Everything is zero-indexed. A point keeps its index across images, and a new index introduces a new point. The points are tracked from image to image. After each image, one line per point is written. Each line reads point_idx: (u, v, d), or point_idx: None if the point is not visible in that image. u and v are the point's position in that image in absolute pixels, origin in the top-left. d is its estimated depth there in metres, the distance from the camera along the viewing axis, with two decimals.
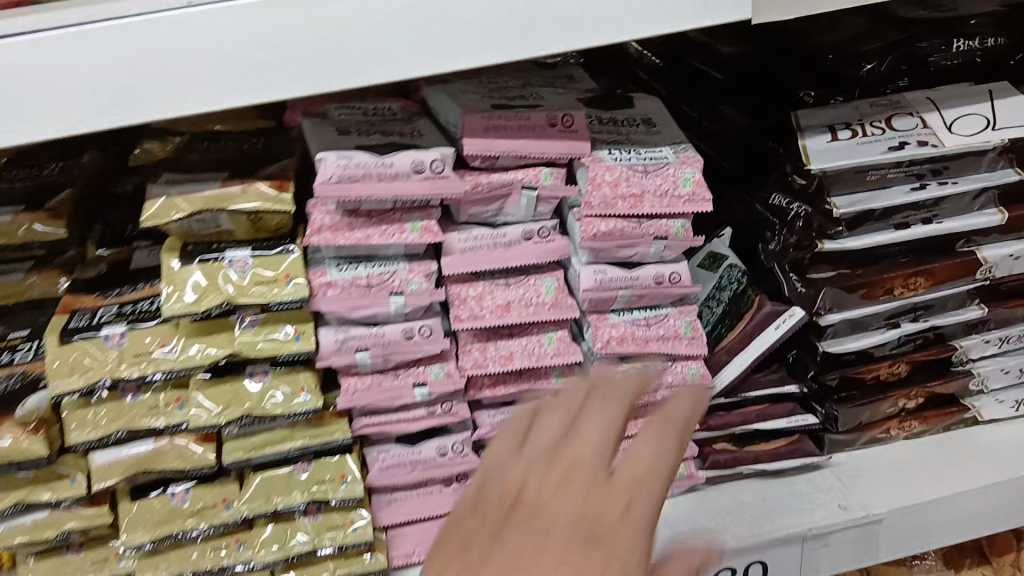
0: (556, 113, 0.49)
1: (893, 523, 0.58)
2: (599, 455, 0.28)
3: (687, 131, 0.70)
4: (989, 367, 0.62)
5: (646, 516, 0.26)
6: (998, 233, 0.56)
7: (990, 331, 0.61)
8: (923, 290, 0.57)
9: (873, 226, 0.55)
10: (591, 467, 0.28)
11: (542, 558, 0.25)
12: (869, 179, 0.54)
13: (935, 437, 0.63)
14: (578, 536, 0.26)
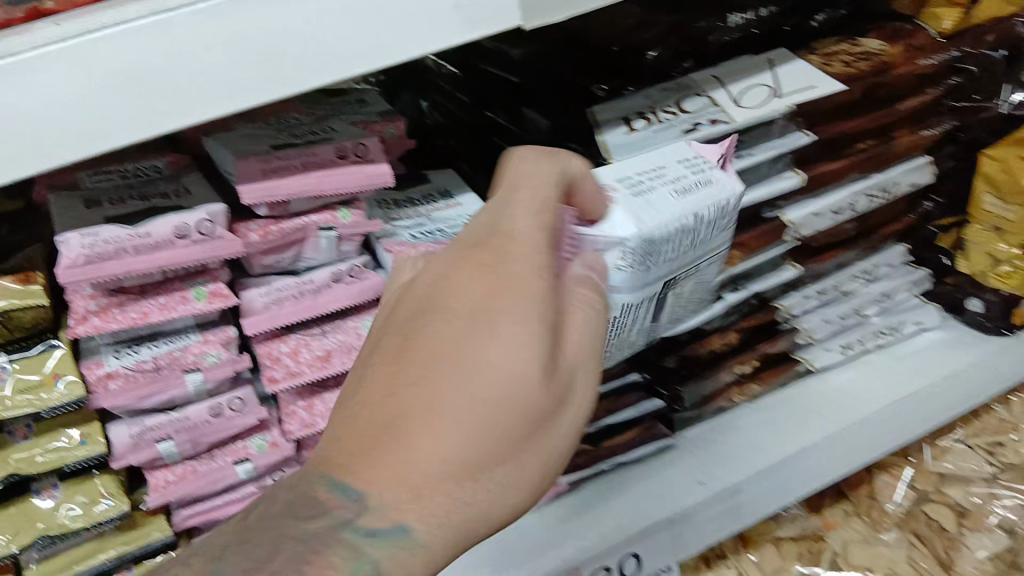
0: (345, 144, 0.46)
1: (752, 487, 0.58)
2: (464, 297, 0.34)
3: (489, 139, 0.67)
4: (812, 320, 0.67)
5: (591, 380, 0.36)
6: (801, 193, 0.61)
7: (807, 287, 0.67)
8: (741, 261, 0.60)
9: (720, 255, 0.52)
10: (453, 307, 0.33)
11: (408, 422, 0.30)
12: (706, 248, 0.48)
13: (779, 393, 0.65)
14: (438, 363, 0.31)
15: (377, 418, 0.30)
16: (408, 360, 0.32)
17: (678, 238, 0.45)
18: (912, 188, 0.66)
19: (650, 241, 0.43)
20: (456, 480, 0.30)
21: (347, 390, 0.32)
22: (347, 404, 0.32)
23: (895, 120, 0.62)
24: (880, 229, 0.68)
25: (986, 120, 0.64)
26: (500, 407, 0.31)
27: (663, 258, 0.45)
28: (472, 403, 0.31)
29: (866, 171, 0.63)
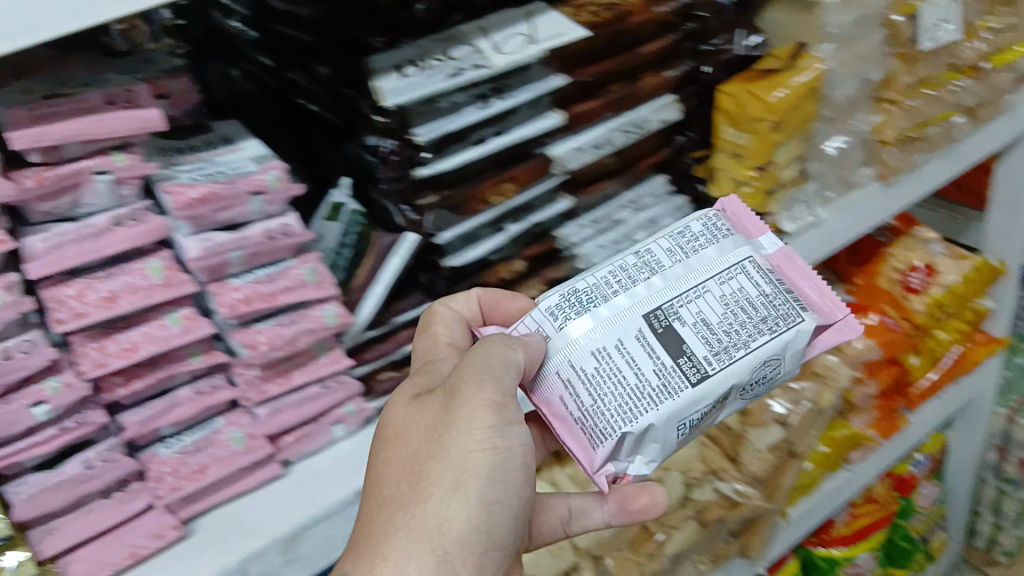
0: (113, 92, 0.51)
1: None
2: (436, 459, 0.51)
3: (297, 96, 0.70)
4: (588, 247, 0.76)
5: (484, 394, 0.51)
6: (563, 130, 0.71)
7: (582, 217, 0.77)
8: (515, 194, 0.71)
9: (727, 279, 0.58)
10: (431, 466, 0.51)
11: (402, 544, 0.50)
12: (677, 278, 0.58)
13: None
14: (419, 509, 0.51)
15: (385, 533, 0.51)
16: (406, 511, 0.51)
17: (615, 280, 0.58)
18: (664, 124, 0.76)
19: (575, 291, 0.57)
20: (395, 507, 0.52)
21: (372, 511, 0.53)
22: (371, 524, 0.52)
23: (643, 63, 0.72)
24: (639, 162, 0.78)
25: (721, 63, 0.76)
26: (413, 448, 0.53)
27: (608, 297, 0.57)
28: (399, 455, 0.53)
29: (615, 111, 0.73)
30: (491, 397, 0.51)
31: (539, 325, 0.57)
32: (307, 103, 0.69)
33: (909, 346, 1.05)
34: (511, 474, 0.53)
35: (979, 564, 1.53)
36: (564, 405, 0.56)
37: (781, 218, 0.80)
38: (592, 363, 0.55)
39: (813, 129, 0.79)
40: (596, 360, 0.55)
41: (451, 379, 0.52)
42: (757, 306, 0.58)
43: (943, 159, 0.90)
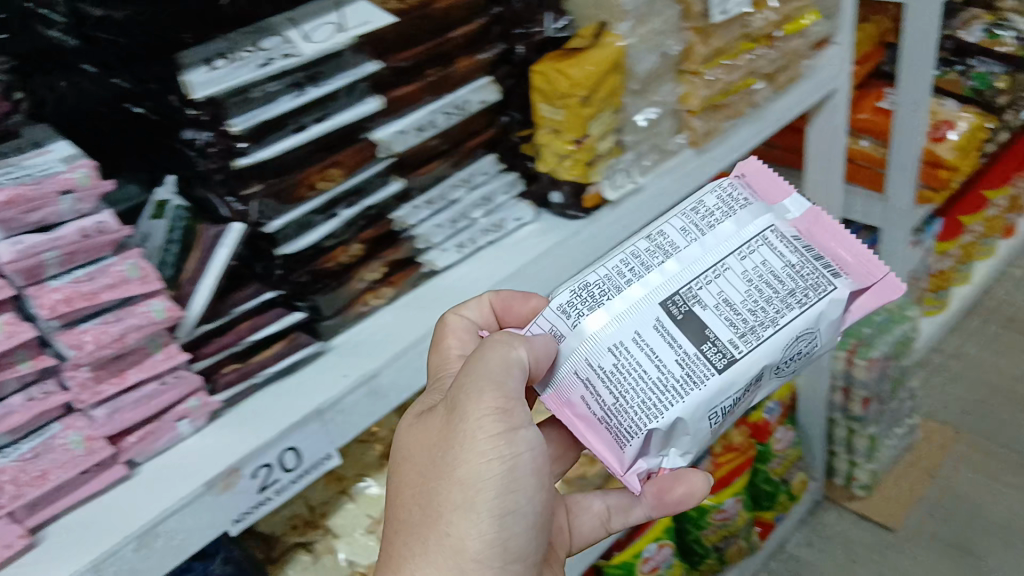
0: None
1: (387, 372, 0.77)
2: (447, 473, 0.63)
3: (127, 98, 0.69)
4: (425, 228, 0.83)
5: (484, 401, 0.62)
6: (383, 114, 0.74)
7: (415, 199, 0.82)
8: (341, 178, 0.73)
9: (746, 254, 0.70)
10: (443, 479, 0.63)
11: (427, 550, 0.62)
12: (691, 264, 0.70)
13: (410, 293, 0.85)
14: (440, 516, 0.62)
15: (414, 543, 0.63)
16: (429, 517, 0.63)
17: (626, 270, 0.70)
18: (484, 105, 0.82)
19: (585, 286, 0.70)
20: (415, 528, 0.64)
21: (401, 521, 0.65)
22: (402, 534, 0.64)
23: (453, 47, 0.77)
24: (468, 141, 0.85)
25: (532, 43, 0.83)
26: (427, 463, 0.64)
27: (621, 288, 0.69)
28: (412, 476, 0.65)
29: (434, 95, 0.77)
30: (490, 404, 0.62)
31: (557, 323, 0.69)
32: (143, 104, 0.68)
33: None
34: (516, 476, 0.64)
35: (838, 498, 1.67)
36: (587, 404, 0.68)
37: (603, 186, 0.89)
38: (609, 359, 0.67)
39: (624, 102, 0.88)
40: (612, 356, 0.67)
41: (457, 392, 0.64)
42: (783, 279, 0.70)
43: (753, 127, 1.04)
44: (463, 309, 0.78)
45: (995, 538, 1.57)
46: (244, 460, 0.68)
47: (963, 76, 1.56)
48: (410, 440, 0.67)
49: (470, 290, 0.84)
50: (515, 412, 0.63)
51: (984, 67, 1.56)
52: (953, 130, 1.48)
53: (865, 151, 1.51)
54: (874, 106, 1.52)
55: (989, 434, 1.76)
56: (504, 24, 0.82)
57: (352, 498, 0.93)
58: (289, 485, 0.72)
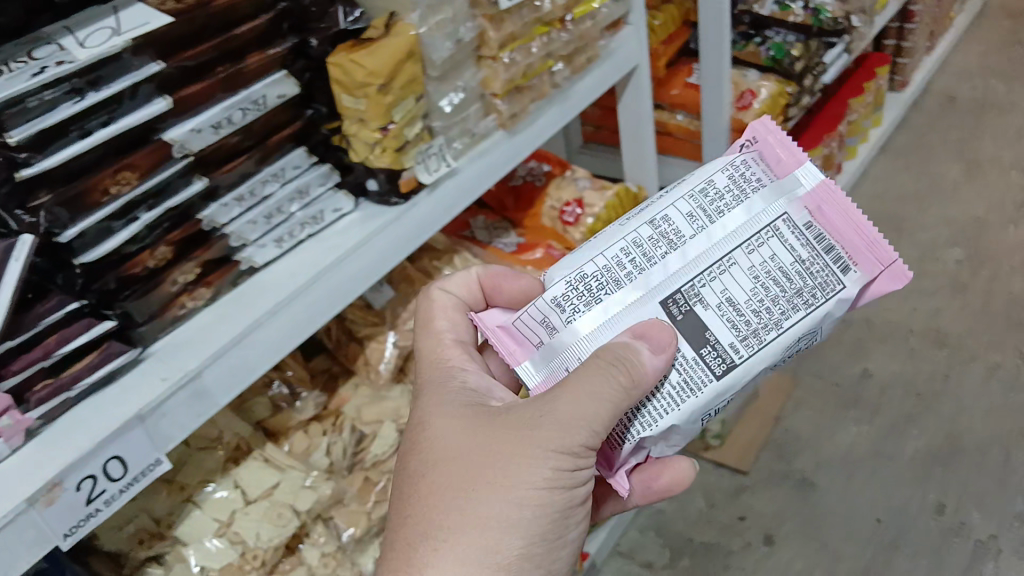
0: None
1: (210, 371, 0.78)
2: (509, 479, 0.67)
3: None
4: (237, 225, 0.84)
5: (573, 440, 0.67)
6: (174, 115, 0.75)
7: (223, 197, 0.82)
8: (136, 181, 0.73)
9: (755, 248, 0.75)
10: (503, 483, 0.67)
11: (461, 543, 0.66)
12: (697, 258, 0.75)
13: (228, 292, 0.85)
14: (482, 516, 0.66)
15: (448, 534, 0.66)
16: (472, 512, 0.67)
17: (626, 261, 0.75)
18: (283, 99, 0.84)
19: (581, 274, 0.75)
20: (450, 521, 0.67)
21: (436, 511, 0.68)
22: (433, 521, 0.68)
23: (243, 43, 0.79)
24: (273, 136, 0.85)
25: (326, 37, 0.85)
26: (480, 473, 0.68)
27: (620, 279, 0.75)
28: (462, 467, 0.69)
29: (227, 91, 0.79)
30: (575, 444, 0.67)
31: (550, 315, 0.75)
32: None
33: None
34: (570, 508, 0.70)
35: (695, 451, 1.78)
36: None
37: (417, 172, 0.92)
38: None
39: (425, 90, 0.92)
40: None
41: (542, 416, 0.68)
42: (792, 277, 0.75)
43: (558, 108, 1.13)
44: (448, 284, 0.87)
45: (836, 468, 1.72)
46: (67, 472, 0.67)
47: (762, 46, 1.70)
48: (463, 435, 0.71)
49: (289, 283, 0.85)
50: (588, 458, 0.69)
51: (779, 38, 1.72)
52: (755, 99, 1.60)
53: (680, 125, 1.65)
54: (684, 82, 1.65)
55: (823, 373, 1.92)
56: (294, 19, 0.84)
57: (197, 504, 0.92)
58: (119, 495, 0.71)
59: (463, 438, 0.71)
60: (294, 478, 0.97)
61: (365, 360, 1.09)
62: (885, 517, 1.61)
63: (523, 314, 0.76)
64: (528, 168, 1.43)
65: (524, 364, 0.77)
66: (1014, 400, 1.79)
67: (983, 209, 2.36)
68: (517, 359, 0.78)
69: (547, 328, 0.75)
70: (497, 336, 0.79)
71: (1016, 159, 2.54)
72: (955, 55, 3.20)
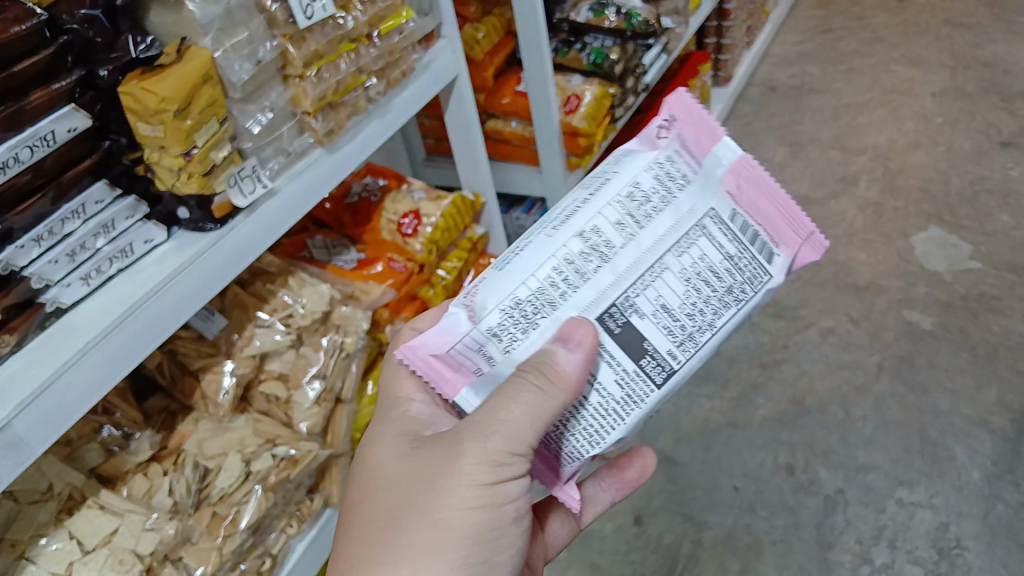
0: None
1: (22, 421, 0.74)
2: (437, 493, 0.74)
3: None
4: (38, 265, 0.80)
5: (493, 450, 0.73)
6: None
7: (19, 238, 0.78)
8: None
9: (684, 250, 0.80)
10: (432, 497, 0.74)
11: (398, 557, 0.73)
12: (630, 269, 0.79)
13: (38, 335, 0.81)
14: (416, 531, 0.74)
15: (385, 550, 0.74)
16: (407, 529, 0.74)
17: (560, 280, 0.78)
18: (74, 132, 0.81)
19: (516, 298, 0.78)
20: (391, 537, 0.74)
21: (376, 531, 0.76)
22: (373, 543, 0.75)
23: (23, 81, 0.75)
24: (68, 172, 0.83)
25: (119, 67, 0.83)
26: (412, 497, 0.76)
27: (554, 299, 0.78)
28: (402, 489, 0.77)
29: (16, 127, 0.75)
30: (494, 457, 0.73)
31: (489, 345, 0.78)
32: None
33: (420, 279, 1.35)
34: (499, 521, 0.75)
35: None
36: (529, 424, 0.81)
37: (231, 195, 0.92)
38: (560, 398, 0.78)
39: (229, 112, 0.92)
40: None
41: (466, 433, 0.75)
42: (721, 274, 0.81)
43: (377, 122, 1.14)
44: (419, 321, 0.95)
45: (694, 442, 1.81)
46: None
47: (583, 52, 1.78)
48: (403, 462, 0.79)
49: (104, 320, 0.82)
50: (514, 468, 0.74)
51: (597, 43, 1.80)
52: (581, 103, 1.68)
53: (515, 132, 1.71)
54: (514, 90, 1.70)
55: None
56: (77, 52, 0.81)
57: (32, 560, 0.87)
58: None
59: (401, 464, 0.79)
60: (134, 521, 0.93)
61: (202, 393, 1.07)
62: (742, 484, 1.71)
63: (460, 343, 0.80)
64: (363, 184, 1.44)
65: (463, 392, 0.81)
66: (846, 359, 1.95)
67: (807, 186, 2.55)
68: (456, 386, 0.82)
69: (486, 357, 0.79)
70: (431, 367, 0.82)
71: (832, 138, 2.76)
72: (773, 47, 3.44)
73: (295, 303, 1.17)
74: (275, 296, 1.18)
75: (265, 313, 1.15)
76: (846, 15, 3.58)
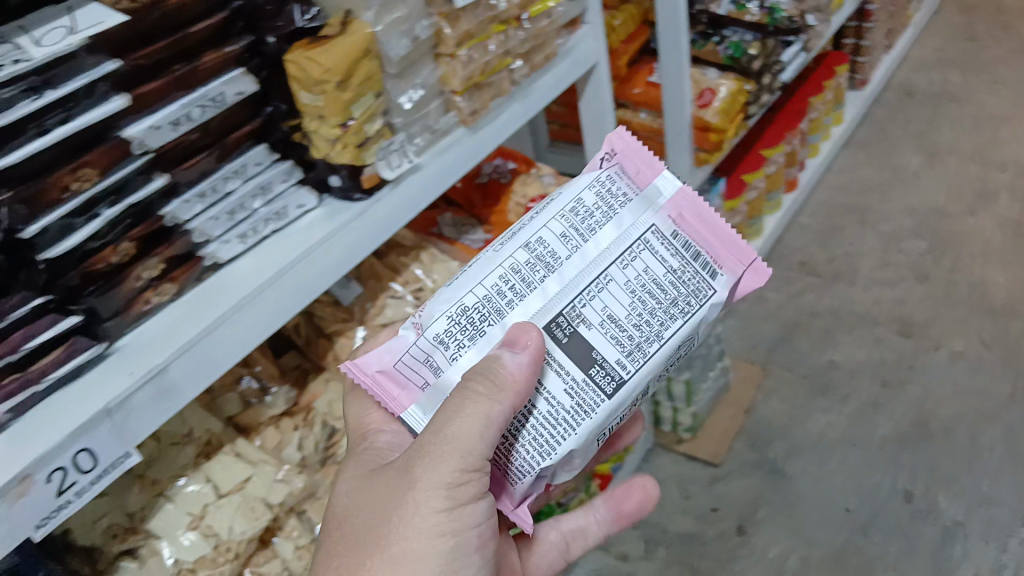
0: None
1: (177, 367, 0.79)
2: (396, 519, 0.75)
3: None
4: (200, 221, 0.85)
5: (443, 473, 0.74)
6: (132, 113, 0.76)
7: (185, 193, 0.83)
8: (97, 178, 0.74)
9: (629, 262, 0.82)
10: (392, 524, 0.75)
11: None
12: (575, 279, 0.81)
13: (196, 288, 0.86)
14: (378, 558, 0.75)
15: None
16: (372, 556, 0.75)
17: (506, 289, 0.81)
18: (241, 96, 0.85)
19: (461, 308, 0.82)
20: (356, 566, 0.75)
21: (344, 560, 0.77)
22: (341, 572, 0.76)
23: (196, 43, 0.80)
24: (232, 134, 0.87)
25: (283, 36, 0.86)
26: (374, 524, 0.76)
27: (499, 307, 0.81)
28: (365, 519, 0.78)
29: (187, 88, 0.80)
30: (444, 478, 0.74)
31: (436, 354, 0.82)
32: None
33: None
34: (461, 539, 0.76)
35: (669, 444, 1.82)
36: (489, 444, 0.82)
37: (379, 168, 0.95)
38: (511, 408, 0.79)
39: (383, 87, 0.95)
40: None
41: (417, 459, 0.76)
42: (666, 287, 0.83)
43: (519, 104, 1.15)
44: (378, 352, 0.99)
45: (805, 455, 1.75)
46: (38, 465, 0.68)
47: (720, 45, 1.73)
48: (367, 490, 0.80)
49: (255, 280, 0.86)
50: (467, 487, 0.74)
51: (736, 37, 1.75)
52: (715, 97, 1.64)
53: (644, 123, 1.70)
54: (646, 81, 1.68)
55: (792, 364, 1.96)
56: (246, 18, 0.86)
57: (169, 499, 0.93)
58: (89, 485, 0.73)
59: (367, 493, 0.80)
60: (266, 473, 0.98)
61: (335, 355, 1.12)
62: (854, 505, 1.64)
63: (408, 354, 0.83)
64: (493, 165, 1.46)
65: (410, 407, 0.84)
66: (976, 384, 1.84)
67: (943, 199, 2.41)
68: (402, 403, 0.84)
69: (431, 368, 0.82)
70: (378, 382, 0.85)
71: (974, 149, 2.59)
72: (913, 51, 3.27)
73: (425, 277, 1.20)
74: (408, 269, 1.21)
75: (399, 284, 1.18)
76: (994, 21, 3.35)
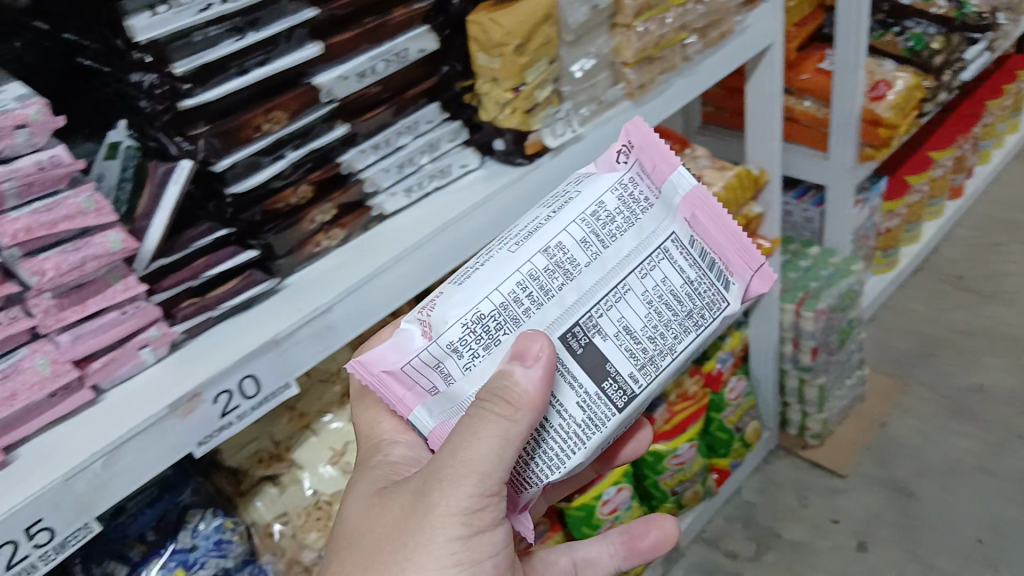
0: None
1: (340, 308, 0.82)
2: (407, 549, 0.64)
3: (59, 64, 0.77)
4: (372, 171, 0.88)
5: (460, 499, 0.63)
6: (324, 61, 0.79)
7: (361, 143, 0.87)
8: (286, 121, 0.77)
9: (647, 272, 0.72)
10: (401, 554, 0.64)
11: None
12: (593, 288, 0.70)
13: (362, 237, 0.90)
14: None
15: None
16: None
17: (524, 296, 0.69)
18: (423, 53, 0.88)
19: (478, 314, 0.68)
20: None
21: None
22: None
23: None
24: (411, 89, 0.90)
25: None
26: (377, 555, 0.65)
27: (517, 316, 0.68)
28: (366, 547, 0.66)
29: (375, 42, 0.83)
30: (461, 504, 0.63)
31: (446, 361, 0.68)
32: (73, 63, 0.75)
33: None
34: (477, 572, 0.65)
35: (792, 448, 1.76)
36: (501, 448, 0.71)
37: (544, 134, 0.94)
38: None
39: (558, 53, 0.94)
40: None
41: (431, 482, 0.64)
42: (682, 298, 0.73)
43: (687, 82, 1.12)
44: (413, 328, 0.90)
45: (938, 478, 1.65)
46: (208, 384, 0.72)
47: (900, 36, 1.63)
48: (373, 511, 0.69)
49: (418, 232, 0.88)
50: (487, 512, 0.64)
51: (919, 28, 1.65)
52: (890, 90, 1.55)
53: (807, 111, 1.60)
54: (816, 67, 1.59)
55: (935, 383, 1.85)
56: None
57: (314, 432, 0.99)
58: (248, 409, 0.77)
59: (370, 515, 0.69)
60: None
61: None
62: (987, 538, 1.53)
63: (413, 360, 0.69)
64: None
65: (418, 410, 0.71)
66: None
67: None
68: (409, 405, 0.71)
69: (443, 375, 0.69)
70: (382, 383, 0.71)
71: None
72: None
73: None
74: None
75: None
76: None
